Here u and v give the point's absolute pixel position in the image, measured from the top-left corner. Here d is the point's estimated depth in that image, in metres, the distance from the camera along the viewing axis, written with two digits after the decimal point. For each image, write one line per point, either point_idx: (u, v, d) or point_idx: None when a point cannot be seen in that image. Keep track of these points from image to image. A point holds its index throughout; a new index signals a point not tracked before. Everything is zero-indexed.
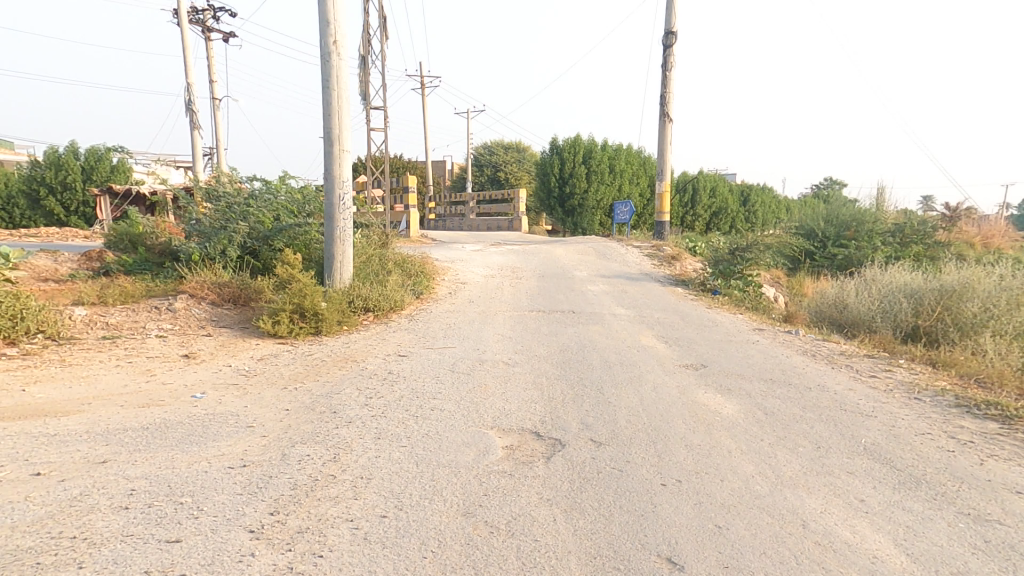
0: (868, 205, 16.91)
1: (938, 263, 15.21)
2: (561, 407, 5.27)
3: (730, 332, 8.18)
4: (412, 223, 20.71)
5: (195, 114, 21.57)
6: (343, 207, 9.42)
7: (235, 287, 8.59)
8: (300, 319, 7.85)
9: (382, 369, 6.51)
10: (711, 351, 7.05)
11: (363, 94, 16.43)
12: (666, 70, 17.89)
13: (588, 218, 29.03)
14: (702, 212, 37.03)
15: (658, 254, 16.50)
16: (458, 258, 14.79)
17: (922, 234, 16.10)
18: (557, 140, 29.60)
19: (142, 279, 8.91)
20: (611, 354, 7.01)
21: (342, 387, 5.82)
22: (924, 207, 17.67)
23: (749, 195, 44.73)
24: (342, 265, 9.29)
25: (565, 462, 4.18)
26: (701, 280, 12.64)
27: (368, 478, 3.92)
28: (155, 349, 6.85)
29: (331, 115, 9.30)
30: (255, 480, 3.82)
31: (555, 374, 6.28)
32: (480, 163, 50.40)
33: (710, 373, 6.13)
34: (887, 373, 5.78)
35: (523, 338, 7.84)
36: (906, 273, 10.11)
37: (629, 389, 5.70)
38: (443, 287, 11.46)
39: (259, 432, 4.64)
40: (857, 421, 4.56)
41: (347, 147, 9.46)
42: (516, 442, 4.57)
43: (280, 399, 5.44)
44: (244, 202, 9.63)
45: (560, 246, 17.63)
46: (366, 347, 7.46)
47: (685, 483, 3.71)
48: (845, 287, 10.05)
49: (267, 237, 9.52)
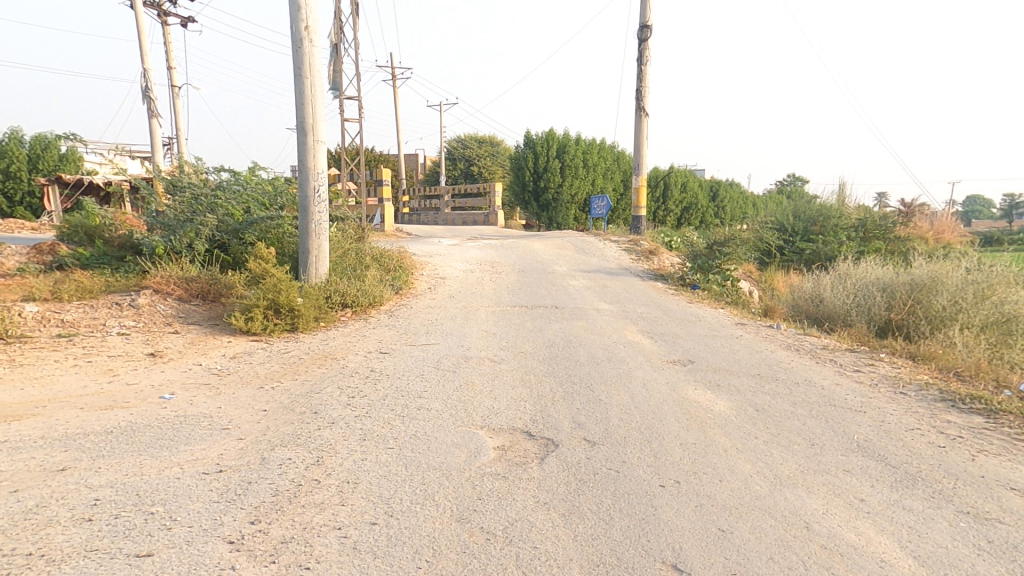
0: (833, 200, 17.36)
1: (900, 256, 15.67)
2: (552, 405, 5.16)
3: (713, 327, 8.21)
4: (386, 217, 20.31)
5: (153, 102, 20.60)
6: (319, 200, 9.11)
7: (203, 282, 8.18)
8: (274, 315, 7.54)
9: (363, 367, 6.29)
10: (697, 347, 7.05)
11: (334, 82, 15.94)
12: (641, 64, 17.92)
13: (562, 212, 29.06)
14: (673, 207, 37.54)
15: (635, 249, 16.60)
16: (436, 252, 14.56)
17: (885, 229, 16.57)
18: (531, 134, 29.45)
19: (100, 274, 8.41)
20: (597, 350, 6.94)
21: (323, 386, 5.59)
22: (881, 202, 18.32)
23: (718, 190, 45.62)
24: (318, 261, 8.99)
25: (559, 462, 4.08)
26: (679, 275, 12.75)
27: (355, 482, 3.72)
28: (117, 347, 6.45)
29: (304, 104, 8.96)
30: (234, 486, 3.58)
31: (542, 371, 6.17)
32: (454, 157, 49.96)
33: (698, 369, 6.12)
34: (870, 367, 5.86)
35: (507, 334, 7.71)
36: (878, 268, 10.30)
37: (618, 386, 5.63)
38: (421, 282, 11.22)
39: (237, 434, 4.38)
40: (847, 416, 4.58)
41: (321, 138, 9.14)
42: (507, 443, 4.44)
43: (257, 399, 5.17)
44: (212, 194, 9.23)
45: (538, 240, 17.54)
46: (346, 344, 7.21)
47: (684, 484, 3.64)
48: (820, 281, 10.19)
49: (237, 230, 9.15)
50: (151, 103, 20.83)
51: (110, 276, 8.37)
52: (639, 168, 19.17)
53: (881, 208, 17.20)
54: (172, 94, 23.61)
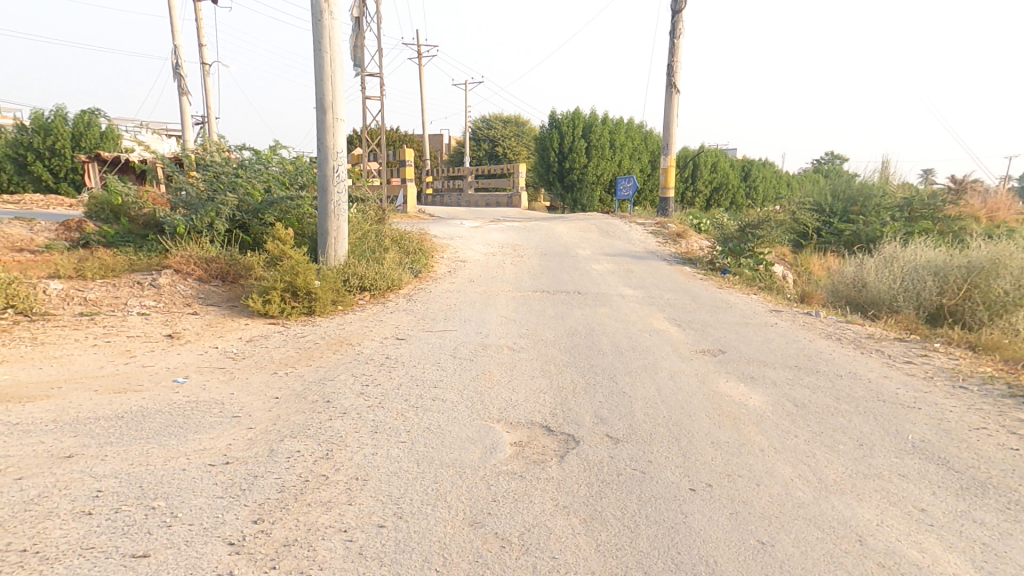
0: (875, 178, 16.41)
1: (949, 238, 14.75)
2: (572, 398, 4.91)
3: (746, 314, 7.79)
4: (409, 198, 20.11)
5: (184, 79, 20.71)
6: (338, 180, 8.90)
7: (223, 263, 8.08)
8: (292, 298, 7.41)
9: (379, 353, 6.11)
10: (728, 336, 6.66)
11: (356, 59, 15.66)
12: (674, 37, 17.14)
13: (588, 193, 28.45)
14: (702, 188, 36.43)
15: (662, 231, 16.07)
16: (458, 235, 14.31)
17: (933, 208, 15.59)
18: (556, 114, 28.78)
19: (124, 252, 8.39)
20: (622, 339, 6.63)
21: (337, 373, 5.43)
22: (928, 180, 17.25)
23: (750, 170, 44.04)
24: (337, 242, 8.83)
25: (580, 461, 3.82)
26: (710, 259, 12.25)
27: (364, 479, 3.52)
28: (136, 328, 6.40)
29: (323, 80, 8.70)
30: (239, 480, 3.41)
31: (563, 361, 5.91)
32: (478, 137, 49.42)
33: (730, 360, 5.75)
34: (923, 358, 5.41)
35: (528, 321, 7.44)
36: (928, 250, 9.65)
37: (644, 378, 5.33)
38: (442, 266, 10.99)
39: (247, 422, 4.22)
40: (899, 414, 4.20)
41: (341, 116, 8.90)
42: (525, 438, 4.21)
43: (270, 384, 5.02)
44: (234, 172, 9.11)
45: (562, 223, 17.14)
46: (363, 329, 7.04)
47: (717, 488, 3.35)
48: (863, 265, 9.59)
49: (257, 210, 9.02)
50: (181, 80, 20.93)
51: (133, 254, 8.35)
52: (669, 147, 18.49)
53: (929, 186, 16.21)
54: (203, 73, 23.75)
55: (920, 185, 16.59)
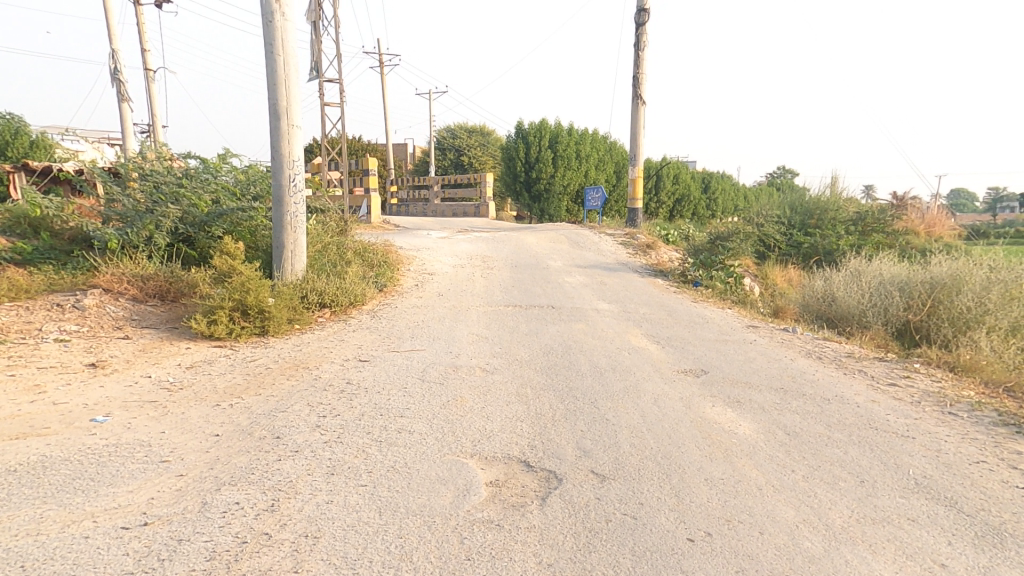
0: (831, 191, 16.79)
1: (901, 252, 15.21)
2: (553, 427, 4.54)
3: (723, 330, 7.59)
4: (373, 207, 19.47)
5: (123, 84, 19.61)
6: (294, 190, 8.39)
7: (162, 280, 7.32)
8: (242, 318, 6.82)
9: (339, 378, 5.59)
10: (708, 354, 6.42)
11: (313, 63, 15.04)
12: (638, 49, 17.18)
13: (555, 204, 28.33)
14: (666, 198, 36.94)
15: (631, 242, 15.96)
16: (424, 246, 13.83)
17: (883, 223, 16.06)
18: (522, 124, 28.63)
19: (41, 269, 7.39)
20: (601, 358, 6.31)
21: (290, 403, 4.88)
22: (871, 195, 17.78)
23: (710, 181, 44.99)
24: (294, 256, 8.28)
25: (564, 504, 3.42)
26: (681, 271, 12.14)
27: (315, 536, 3.02)
28: (53, 356, 5.62)
29: (277, 84, 8.19)
30: (157, 548, 2.83)
31: (540, 384, 5.54)
32: (443, 147, 48.97)
33: (714, 382, 5.49)
34: (907, 380, 5.25)
35: (501, 339, 7.03)
36: (890, 264, 9.73)
37: (627, 403, 5.01)
38: (408, 279, 10.50)
39: (177, 468, 3.63)
40: (895, 443, 3.97)
41: (297, 122, 8.40)
42: (502, 476, 3.80)
43: (211, 418, 4.43)
44: (176, 181, 8.53)
45: (531, 233, 16.87)
46: (321, 350, 6.49)
47: (717, 538, 3.01)
48: (831, 278, 9.57)
49: (203, 222, 8.38)
50: (121, 86, 19.81)
51: (54, 271, 7.38)
52: (635, 159, 18.50)
53: (871, 200, 16.77)
54: (147, 78, 22.61)
55: (870, 199, 17.10)
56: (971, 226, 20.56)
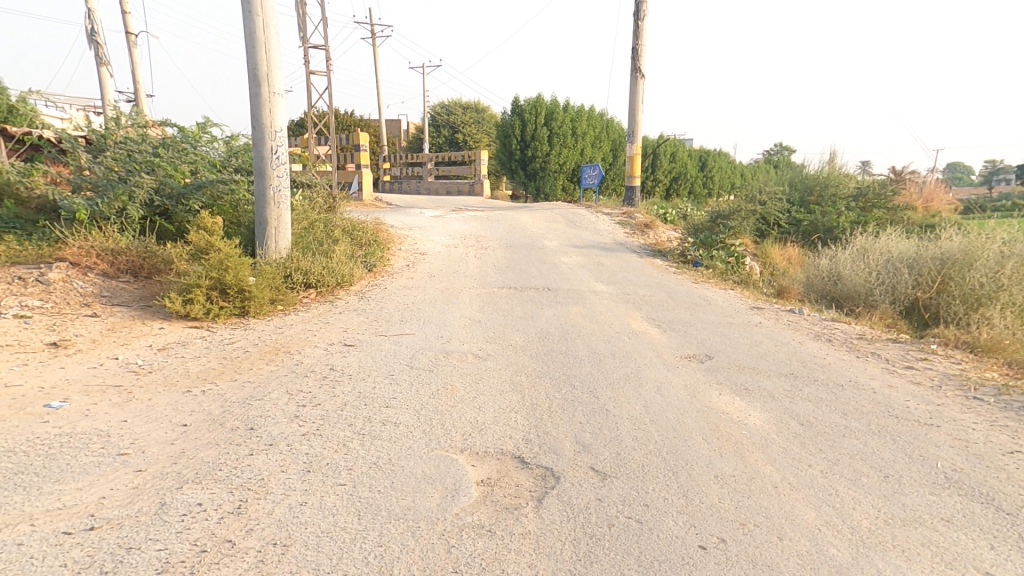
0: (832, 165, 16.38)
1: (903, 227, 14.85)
2: (549, 420, 4.25)
3: (726, 313, 7.29)
4: (364, 184, 18.94)
5: (102, 49, 18.92)
6: (277, 162, 7.95)
7: (135, 255, 6.90)
8: (220, 297, 6.44)
9: (322, 364, 5.25)
10: (712, 338, 6.12)
11: (299, 29, 14.35)
12: (638, 19, 16.56)
13: (550, 182, 27.78)
14: (662, 177, 36.41)
15: (629, 221, 15.56)
16: (416, 224, 13.43)
17: (884, 199, 15.62)
18: (518, 99, 27.92)
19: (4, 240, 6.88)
20: (599, 344, 6.01)
21: (268, 390, 4.55)
22: (868, 171, 17.38)
23: (707, 159, 44.39)
24: (278, 231, 7.89)
25: (562, 506, 3.12)
26: (680, 251, 11.79)
27: (284, 544, 2.70)
28: (11, 334, 5.21)
29: (256, 47, 7.69)
30: (102, 559, 2.50)
31: (535, 372, 5.26)
32: (437, 123, 48.02)
33: (719, 368, 5.21)
34: (925, 363, 4.96)
35: (495, 322, 6.70)
36: (897, 241, 9.39)
37: (629, 394, 4.72)
38: (399, 258, 10.10)
39: (136, 462, 3.29)
40: (918, 433, 3.69)
41: (279, 89, 7.91)
42: (494, 474, 3.50)
43: (179, 407, 4.08)
44: (152, 151, 8.15)
45: (526, 212, 16.47)
46: (305, 334, 6.14)
47: (732, 545, 2.72)
48: (835, 257, 9.25)
49: (181, 194, 7.96)
50: (99, 50, 19.05)
51: (16, 241, 6.82)
52: (633, 135, 18.00)
53: (870, 175, 16.38)
54: (128, 44, 21.84)
55: (870, 174, 16.72)
56: (972, 201, 20.17)
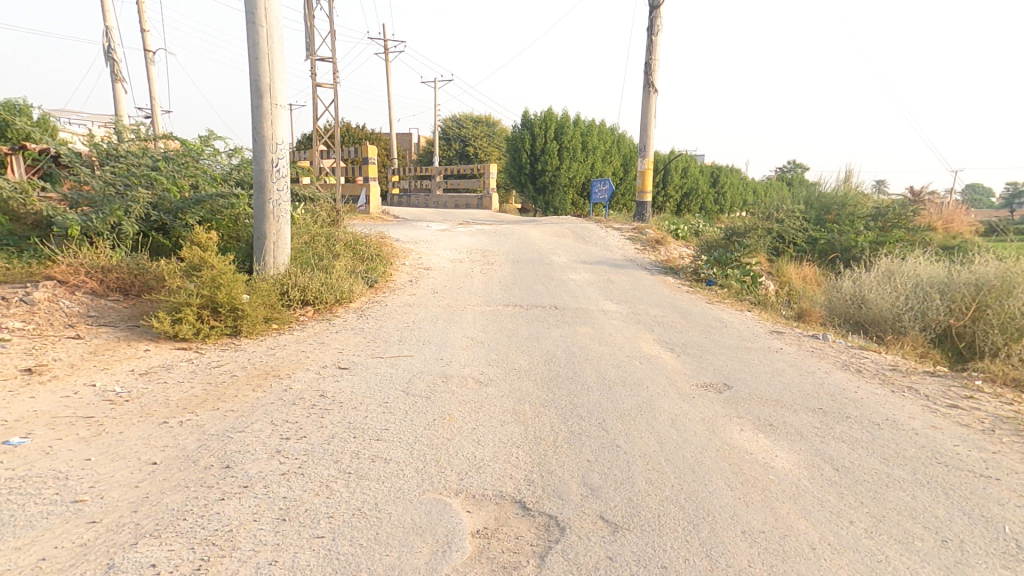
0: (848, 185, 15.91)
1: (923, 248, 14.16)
2: (555, 457, 3.87)
3: (745, 337, 6.89)
4: (372, 197, 18.78)
5: (118, 64, 19.13)
6: (277, 175, 7.71)
7: (125, 273, 6.66)
8: (211, 316, 6.17)
9: (312, 390, 4.91)
10: (731, 366, 5.72)
11: (307, 43, 14.27)
12: (652, 33, 16.35)
13: (560, 196, 27.53)
14: (673, 192, 36.05)
15: (641, 237, 15.20)
16: (422, 238, 13.15)
17: (905, 218, 14.86)
18: (528, 114, 27.78)
19: None
20: (609, 369, 5.63)
21: (251, 420, 4.23)
22: (883, 191, 16.83)
23: (719, 175, 43.95)
24: (276, 246, 7.63)
25: (568, 566, 2.73)
26: (693, 269, 11.42)
27: None
28: None
29: (258, 59, 7.49)
30: None
31: (540, 400, 4.88)
32: (448, 137, 48.18)
33: (739, 400, 4.81)
34: (970, 402, 4.52)
35: (499, 344, 6.35)
36: (925, 263, 8.94)
37: (642, 427, 4.34)
38: (402, 274, 9.81)
39: (91, 511, 2.96)
40: (975, 487, 3.27)
41: (281, 101, 7.70)
42: (491, 523, 3.12)
43: (151, 441, 3.76)
44: (152, 165, 8.00)
45: (534, 226, 16.18)
46: (297, 355, 5.82)
47: None
48: (860, 279, 8.81)
49: (178, 209, 7.76)
50: (114, 65, 19.20)
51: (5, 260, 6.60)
52: (645, 150, 17.70)
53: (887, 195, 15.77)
54: (145, 60, 22.10)
55: (886, 193, 16.11)
56: (994, 222, 19.52)
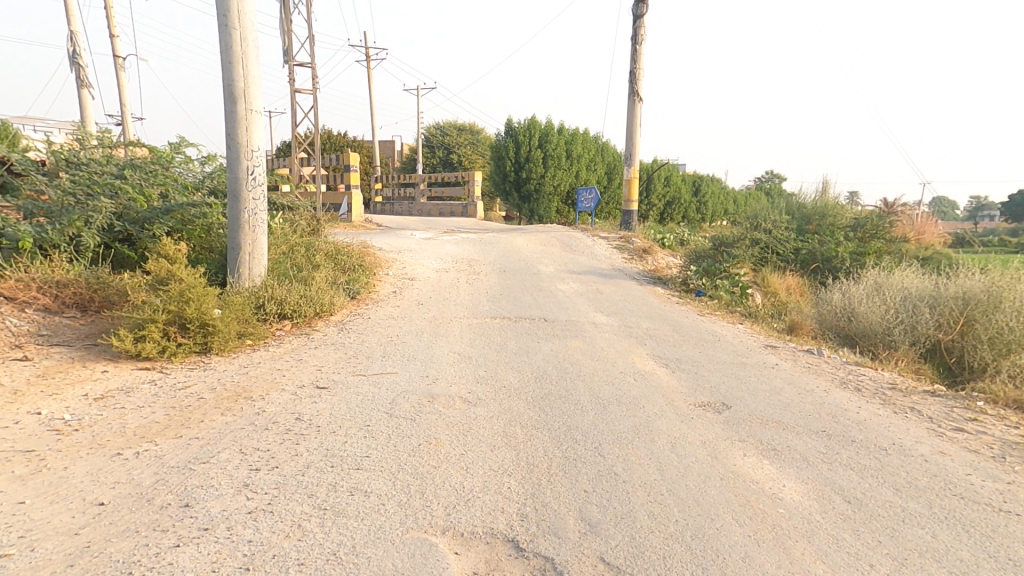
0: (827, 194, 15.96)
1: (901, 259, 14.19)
2: (550, 487, 3.60)
3: (739, 352, 6.73)
4: (354, 205, 18.42)
5: (84, 70, 18.53)
6: (253, 183, 7.37)
7: (83, 288, 6.29)
8: (178, 333, 5.80)
9: (288, 413, 4.59)
10: (727, 384, 5.53)
11: (285, 48, 13.91)
12: (636, 43, 16.33)
13: (545, 205, 27.41)
14: (656, 201, 36.22)
15: (627, 246, 15.09)
16: (406, 247, 12.85)
17: (882, 229, 15.09)
18: (512, 122, 27.66)
19: None
20: (602, 388, 5.40)
21: (219, 449, 3.89)
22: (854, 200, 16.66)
23: (701, 184, 44.31)
24: (252, 257, 7.28)
25: None
26: (681, 279, 11.32)
27: None
28: None
29: (232, 62, 7.16)
30: None
31: (532, 421, 4.62)
32: (432, 145, 47.92)
33: (739, 421, 4.62)
34: (975, 424, 4.39)
35: (487, 359, 6.07)
36: (913, 275, 8.89)
37: (640, 452, 4.10)
38: (386, 285, 9.49)
39: (15, 568, 2.63)
40: (995, 522, 3.10)
41: (257, 106, 7.38)
42: (482, 568, 2.83)
43: (101, 477, 3.43)
44: (117, 173, 7.62)
45: (520, 235, 15.96)
46: (272, 374, 5.48)
47: None
48: (849, 291, 8.73)
49: (145, 219, 7.40)
50: (81, 70, 18.59)
51: None
52: (630, 159, 17.65)
53: (863, 207, 15.97)
54: (116, 65, 21.52)
55: (861, 203, 16.29)
56: (968, 232, 19.89)
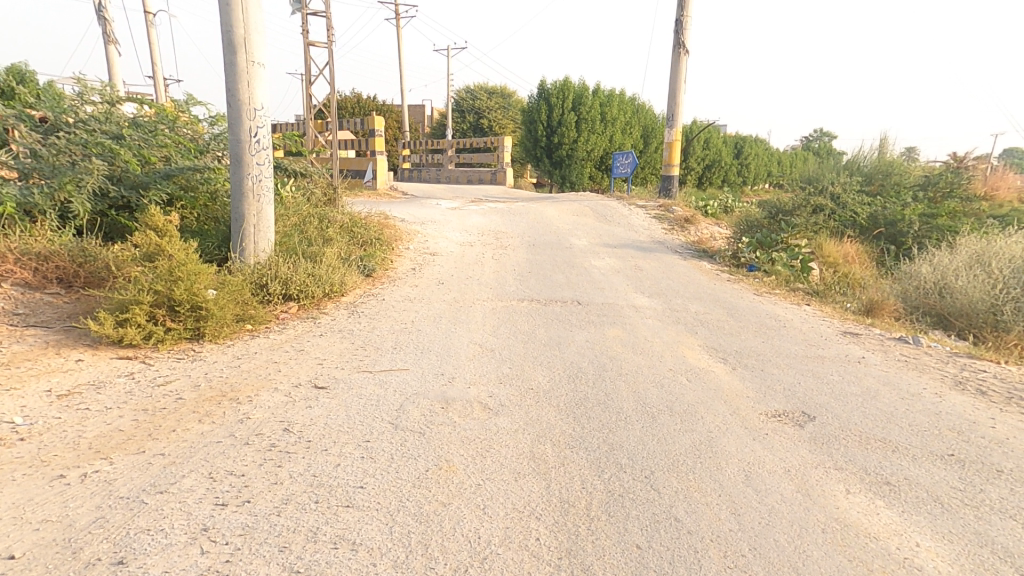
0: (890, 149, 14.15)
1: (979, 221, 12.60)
2: (594, 541, 2.76)
3: (812, 342, 5.72)
4: (379, 171, 17.61)
5: (109, 24, 18.03)
6: (257, 147, 6.57)
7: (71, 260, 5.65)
8: (168, 316, 5.12)
9: (276, 421, 3.86)
10: (806, 387, 4.56)
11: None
12: None
13: (577, 170, 26.01)
14: (695, 165, 34.21)
15: (668, 215, 13.87)
16: (429, 218, 11.98)
17: (956, 188, 13.34)
18: (544, 83, 26.13)
19: None
20: (650, 390, 4.51)
21: (185, 470, 3.17)
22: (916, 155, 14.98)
23: (743, 146, 41.65)
24: (257, 229, 6.56)
25: None
26: (732, 252, 10.18)
27: None
28: None
29: (230, 6, 6.26)
30: None
31: (568, 437, 3.77)
32: (462, 108, 46.49)
33: (832, 440, 3.68)
34: None
35: (513, 352, 5.23)
36: (1016, 241, 7.62)
37: (708, 486, 3.21)
38: (405, 260, 8.71)
39: None
40: None
41: (259, 59, 6.49)
42: None
43: (28, 514, 2.71)
44: (115, 133, 6.93)
45: (551, 204, 14.87)
46: (267, 368, 4.76)
47: None
48: (938, 261, 7.52)
49: (144, 184, 6.72)
50: (107, 26, 18.08)
51: None
52: (673, 118, 16.19)
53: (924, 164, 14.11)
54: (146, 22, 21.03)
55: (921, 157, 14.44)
56: None
